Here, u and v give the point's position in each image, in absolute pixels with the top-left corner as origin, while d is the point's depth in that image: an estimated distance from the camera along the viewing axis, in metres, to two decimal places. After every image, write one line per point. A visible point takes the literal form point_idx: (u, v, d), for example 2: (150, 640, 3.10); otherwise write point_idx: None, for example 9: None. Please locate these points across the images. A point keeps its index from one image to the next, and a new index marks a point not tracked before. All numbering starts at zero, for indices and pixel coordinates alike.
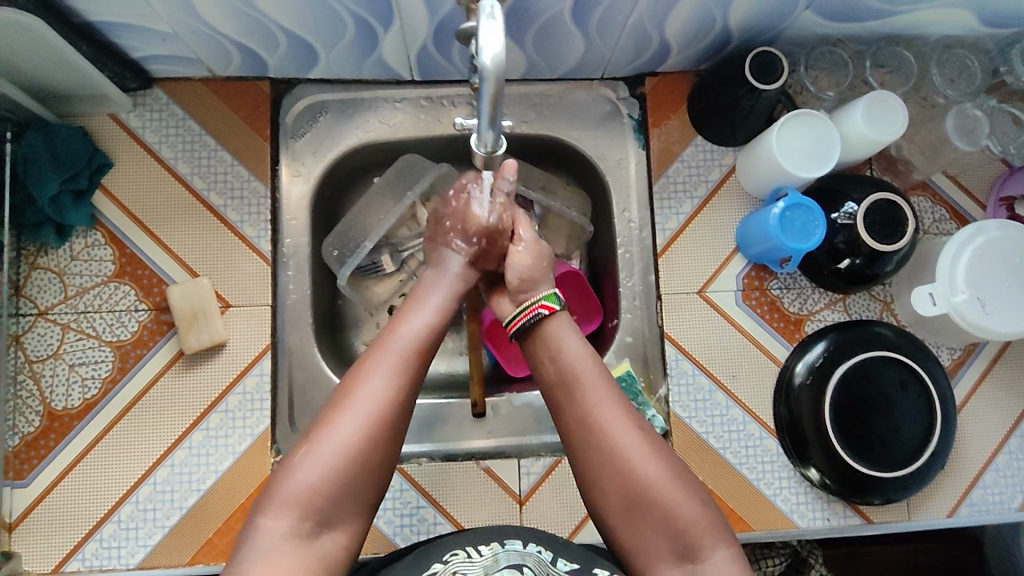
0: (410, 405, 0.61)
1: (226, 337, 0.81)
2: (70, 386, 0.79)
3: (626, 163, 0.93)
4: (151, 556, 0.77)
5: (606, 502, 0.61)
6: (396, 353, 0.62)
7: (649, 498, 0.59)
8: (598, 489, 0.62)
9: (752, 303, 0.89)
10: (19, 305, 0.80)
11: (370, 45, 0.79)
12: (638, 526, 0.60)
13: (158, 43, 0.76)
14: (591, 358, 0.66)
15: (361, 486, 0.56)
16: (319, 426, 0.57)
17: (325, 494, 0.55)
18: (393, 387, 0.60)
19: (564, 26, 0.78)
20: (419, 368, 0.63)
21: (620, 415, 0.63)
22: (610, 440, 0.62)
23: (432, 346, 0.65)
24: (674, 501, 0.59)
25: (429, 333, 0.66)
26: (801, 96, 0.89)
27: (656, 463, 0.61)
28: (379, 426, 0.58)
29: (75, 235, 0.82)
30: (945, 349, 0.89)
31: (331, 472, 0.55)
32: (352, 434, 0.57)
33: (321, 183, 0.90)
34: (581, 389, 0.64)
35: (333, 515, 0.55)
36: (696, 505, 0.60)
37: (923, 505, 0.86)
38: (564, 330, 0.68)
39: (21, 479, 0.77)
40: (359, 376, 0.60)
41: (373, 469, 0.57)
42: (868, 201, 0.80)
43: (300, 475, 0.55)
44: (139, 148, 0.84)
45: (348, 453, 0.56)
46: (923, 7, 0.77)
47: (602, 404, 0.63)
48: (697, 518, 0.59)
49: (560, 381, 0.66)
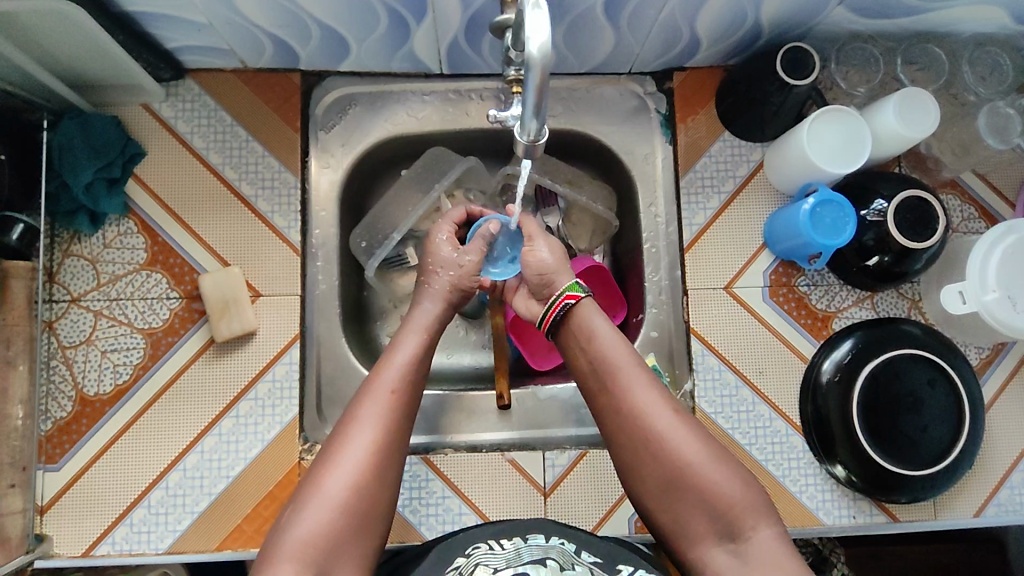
0: (394, 453, 0.61)
1: (256, 325, 0.82)
2: (102, 372, 0.80)
3: (653, 158, 0.94)
4: (180, 541, 0.78)
5: (645, 484, 0.62)
6: (376, 400, 0.63)
7: (687, 478, 0.60)
8: (636, 471, 0.63)
9: (779, 300, 0.88)
10: (53, 291, 0.81)
11: (401, 38, 0.80)
12: (679, 508, 0.61)
13: (193, 34, 0.76)
14: (625, 343, 0.67)
15: (353, 538, 0.57)
16: (311, 480, 0.59)
17: (319, 547, 0.56)
18: (375, 440, 0.61)
19: (596, 20, 0.78)
20: (401, 415, 0.63)
21: (654, 399, 0.63)
22: (645, 423, 0.62)
23: (412, 391, 0.65)
24: (713, 481, 0.60)
25: (408, 372, 0.66)
26: (830, 93, 0.89)
27: (694, 444, 0.61)
28: (366, 478, 0.59)
29: (108, 223, 0.82)
30: (973, 348, 0.88)
31: (322, 527, 0.56)
32: (338, 492, 0.58)
33: (350, 175, 0.90)
34: (615, 372, 0.65)
35: (330, 564, 0.56)
36: (736, 485, 0.60)
37: (950, 504, 0.85)
38: (596, 317, 0.69)
39: (53, 464, 0.78)
40: (343, 430, 0.61)
41: (363, 522, 0.58)
42: (898, 198, 0.79)
43: (297, 529, 0.56)
44: (172, 138, 0.85)
45: (337, 510, 0.57)
46: (957, 4, 0.77)
47: (636, 388, 0.64)
48: (737, 498, 0.59)
49: (595, 366, 0.67)
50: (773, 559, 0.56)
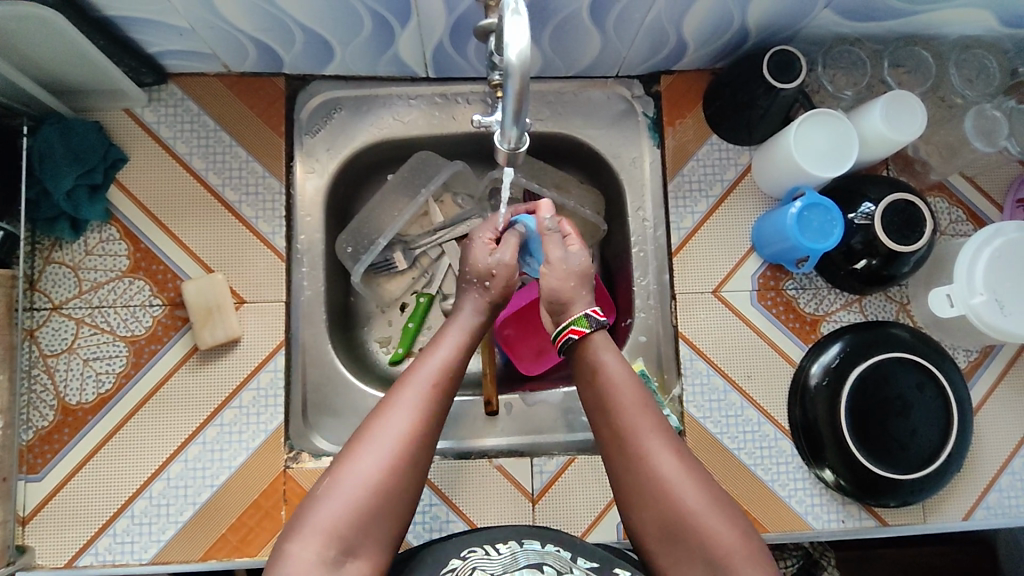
0: (433, 436, 0.61)
1: (240, 333, 0.81)
2: (84, 381, 0.79)
3: (641, 162, 0.93)
4: (164, 551, 0.77)
5: (644, 524, 0.61)
6: (418, 383, 0.62)
7: (687, 523, 0.59)
8: (636, 509, 0.62)
9: (767, 303, 0.88)
10: (34, 299, 0.80)
11: (386, 42, 0.79)
12: (677, 553, 0.60)
13: (175, 38, 0.76)
14: (633, 384, 0.66)
15: (383, 514, 0.57)
16: (341, 459, 0.58)
17: (349, 521, 0.55)
18: (420, 418, 0.60)
19: (581, 24, 0.78)
20: (445, 400, 0.63)
21: (659, 441, 0.62)
22: (649, 466, 0.62)
23: (457, 378, 0.65)
24: (713, 528, 0.58)
25: (451, 362, 0.65)
26: (818, 96, 0.88)
27: (695, 491, 0.60)
28: (401, 459, 0.58)
29: (90, 229, 0.82)
30: (961, 351, 0.88)
31: (355, 503, 0.55)
32: (376, 468, 0.57)
33: (336, 180, 0.90)
34: (621, 412, 0.64)
35: (356, 543, 0.55)
36: (736, 533, 0.59)
37: (938, 508, 0.85)
38: (605, 355, 0.68)
39: (35, 473, 0.77)
40: (381, 411, 0.61)
41: (397, 501, 0.57)
42: (885, 202, 0.79)
43: (323, 508, 0.55)
44: (155, 143, 0.84)
45: (375, 484, 0.56)
46: (943, 6, 0.77)
47: (642, 429, 0.63)
48: (736, 547, 0.58)
49: (600, 404, 0.66)
50: None
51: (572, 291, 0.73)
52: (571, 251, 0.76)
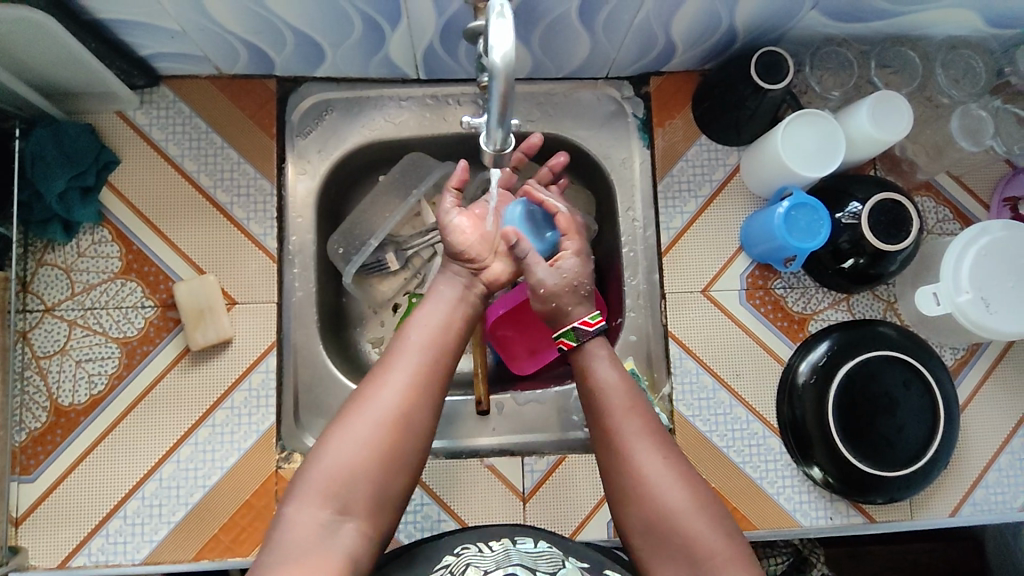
0: (436, 391, 0.63)
1: (232, 334, 0.82)
2: (77, 382, 0.80)
3: (631, 163, 0.94)
4: (157, 551, 0.77)
5: (630, 526, 0.62)
6: (414, 345, 0.64)
7: (671, 526, 0.60)
8: (623, 510, 0.63)
9: (756, 302, 0.89)
10: (27, 301, 0.80)
11: (376, 44, 0.80)
12: (662, 550, 0.60)
13: (167, 41, 0.76)
14: (625, 390, 0.67)
15: (384, 470, 0.58)
16: (338, 420, 0.60)
17: (348, 476, 0.57)
18: (417, 375, 0.62)
19: (570, 25, 0.78)
20: (443, 357, 0.65)
21: (647, 440, 0.64)
22: (635, 465, 0.63)
23: (453, 337, 0.67)
24: (696, 530, 0.59)
25: (446, 325, 0.68)
26: (806, 96, 0.89)
27: (680, 489, 0.61)
28: (398, 415, 0.60)
29: (82, 231, 0.82)
30: (948, 349, 0.89)
31: (352, 460, 0.57)
32: (373, 424, 0.59)
33: (327, 181, 0.90)
34: (611, 414, 0.66)
35: (355, 500, 0.57)
36: (719, 535, 0.59)
37: (925, 505, 0.86)
38: (600, 361, 0.70)
39: (28, 474, 0.78)
40: (378, 372, 0.63)
41: (397, 455, 0.59)
42: (872, 201, 0.80)
43: (320, 469, 0.57)
44: (147, 146, 0.84)
45: (373, 439, 0.58)
46: (929, 7, 0.77)
47: (631, 433, 0.64)
48: (719, 547, 0.59)
49: (593, 407, 0.68)
50: None
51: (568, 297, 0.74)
52: (558, 273, 0.76)
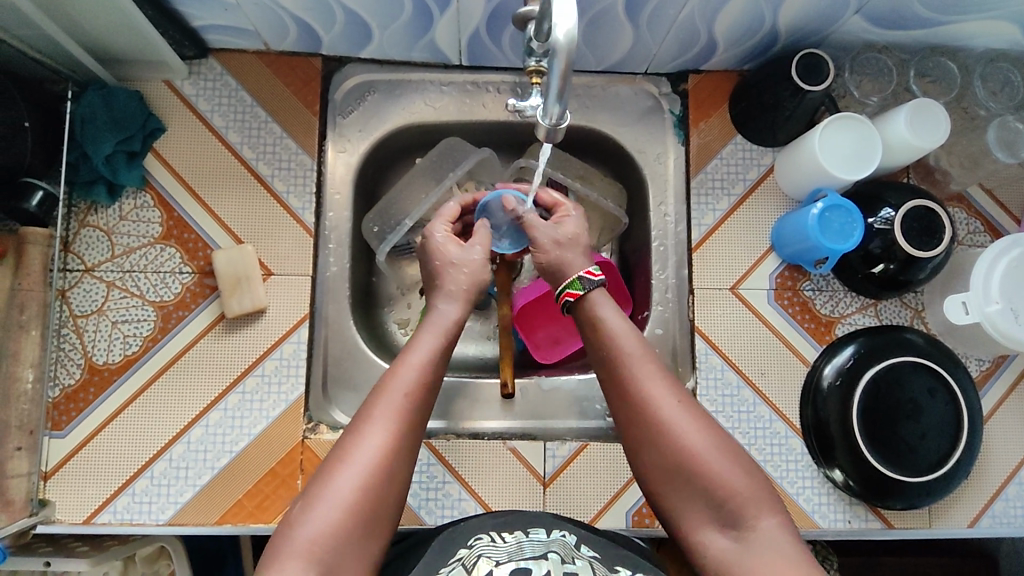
0: (409, 451, 0.61)
1: (266, 303, 0.83)
2: (112, 342, 0.81)
3: (665, 158, 0.95)
4: (180, 514, 0.78)
5: (651, 470, 0.63)
6: (390, 402, 0.62)
7: (689, 466, 0.61)
8: (643, 456, 0.63)
9: (784, 303, 0.89)
10: (68, 260, 0.82)
11: (424, 27, 0.81)
12: (685, 493, 0.61)
13: (220, 12, 0.78)
14: (634, 335, 0.67)
15: (366, 532, 0.58)
16: (320, 477, 0.58)
17: (328, 542, 0.55)
18: (392, 438, 0.60)
19: (616, 18, 0.80)
20: (418, 415, 0.63)
21: (661, 385, 0.64)
22: (653, 410, 0.63)
23: (430, 391, 0.65)
24: (717, 472, 0.60)
25: (424, 374, 0.64)
26: (843, 101, 0.90)
27: (699, 435, 0.61)
28: (375, 482, 0.58)
29: (125, 195, 0.83)
30: (973, 360, 0.89)
31: (334, 526, 0.56)
32: (350, 491, 0.57)
33: (366, 160, 0.92)
34: (623, 360, 0.65)
35: (337, 563, 0.56)
36: (739, 474, 0.60)
37: (945, 514, 0.86)
38: (604, 306, 0.69)
39: (59, 430, 0.79)
40: (353, 430, 0.61)
41: (372, 520, 0.58)
42: (906, 207, 0.80)
43: (303, 530, 0.56)
44: (193, 116, 0.86)
45: (349, 508, 0.57)
46: (972, 18, 0.78)
47: (646, 376, 0.64)
48: (742, 487, 0.60)
49: (603, 356, 0.67)
50: (776, 547, 0.57)
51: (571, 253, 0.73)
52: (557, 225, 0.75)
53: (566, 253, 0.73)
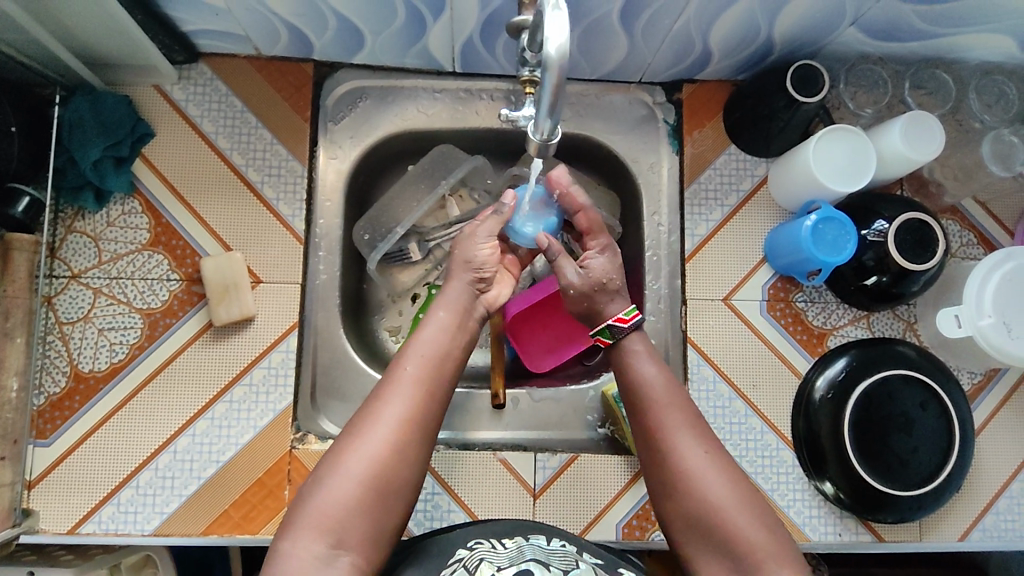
0: (427, 427, 0.61)
1: (255, 311, 0.82)
2: (98, 350, 0.80)
3: (659, 168, 0.94)
4: (166, 524, 0.77)
5: (673, 519, 0.63)
6: (401, 376, 0.63)
7: (711, 517, 0.61)
8: (667, 503, 0.64)
9: (776, 314, 0.89)
10: (54, 266, 0.81)
11: (417, 34, 0.80)
12: (704, 544, 0.61)
13: (211, 18, 0.77)
14: (666, 383, 0.68)
15: (379, 507, 0.57)
16: (335, 454, 0.58)
17: (340, 514, 0.55)
18: (408, 409, 0.60)
19: (611, 27, 0.79)
20: (435, 386, 0.63)
21: (690, 436, 0.64)
22: (680, 460, 0.63)
23: (446, 364, 0.66)
24: (738, 524, 0.60)
25: (437, 352, 0.66)
26: (838, 112, 0.89)
27: (724, 487, 0.61)
28: (391, 452, 0.58)
29: (113, 201, 0.83)
30: (965, 373, 0.89)
31: (348, 496, 0.56)
32: (365, 464, 0.57)
33: (357, 167, 0.91)
34: (653, 410, 0.66)
35: (347, 535, 0.55)
36: (761, 529, 0.60)
37: (936, 526, 0.86)
38: (641, 356, 0.70)
39: (43, 438, 0.78)
40: (369, 407, 0.61)
41: (388, 492, 0.58)
42: (899, 220, 0.80)
43: (317, 502, 0.56)
44: (182, 121, 0.85)
45: (364, 478, 0.57)
46: (967, 31, 0.78)
47: (676, 427, 0.65)
48: (762, 541, 0.59)
49: (635, 404, 0.68)
50: None
51: (608, 291, 0.76)
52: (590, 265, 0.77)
53: (597, 302, 0.76)
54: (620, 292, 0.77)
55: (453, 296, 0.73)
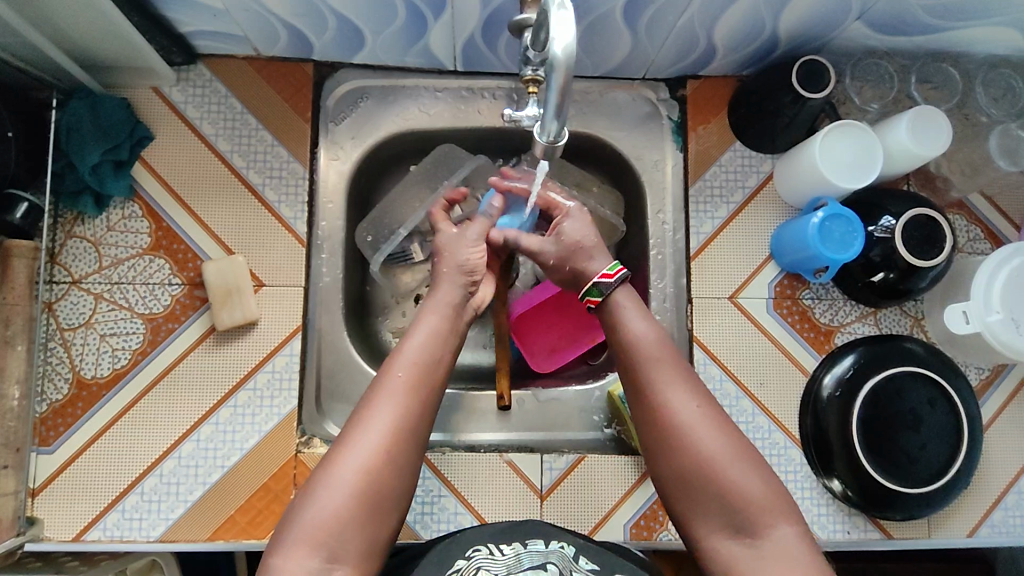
0: (416, 434, 0.61)
1: (258, 315, 0.81)
2: (100, 356, 0.79)
3: (663, 165, 0.93)
4: (172, 530, 0.77)
5: (665, 475, 0.62)
6: (392, 381, 0.62)
7: (706, 470, 0.60)
8: (659, 460, 0.63)
9: (783, 312, 0.88)
10: (54, 272, 0.80)
11: (418, 33, 0.79)
12: (697, 499, 0.60)
13: (209, 18, 0.76)
14: (654, 337, 0.67)
15: (371, 518, 0.56)
16: (326, 460, 0.58)
17: (333, 525, 0.55)
18: (398, 418, 0.60)
19: (614, 23, 0.78)
20: (423, 394, 0.62)
21: (681, 390, 0.64)
22: (672, 415, 0.63)
23: (435, 372, 0.65)
24: (732, 478, 0.59)
25: (427, 358, 0.65)
26: (844, 107, 0.88)
27: (716, 440, 0.61)
28: (381, 458, 0.58)
29: (113, 205, 0.82)
30: (973, 369, 0.89)
31: (338, 508, 0.55)
32: (357, 468, 0.57)
33: (359, 167, 0.90)
34: (644, 365, 0.66)
35: (341, 549, 0.54)
36: (756, 482, 0.59)
37: (944, 523, 0.86)
38: (631, 312, 0.70)
39: (47, 446, 0.77)
40: (360, 410, 0.61)
41: (378, 503, 0.57)
42: (906, 216, 0.79)
43: (309, 512, 0.55)
44: (181, 123, 0.84)
45: (356, 490, 0.56)
46: (974, 24, 0.77)
47: (666, 381, 0.64)
48: (758, 495, 0.59)
49: (625, 362, 0.68)
50: (790, 557, 0.55)
51: (588, 250, 0.76)
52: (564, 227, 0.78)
53: (577, 263, 0.76)
54: (598, 249, 0.76)
55: (442, 302, 0.71)
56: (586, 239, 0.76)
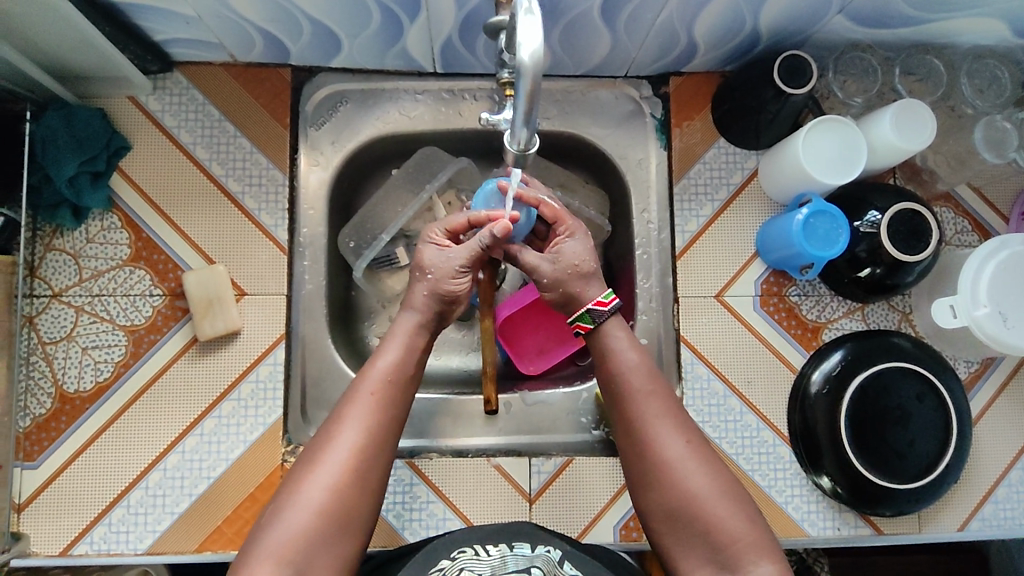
0: (382, 454, 0.61)
1: (240, 325, 0.81)
2: (83, 369, 0.79)
3: (647, 163, 0.92)
4: (159, 542, 0.77)
5: (650, 509, 0.63)
6: (361, 402, 0.61)
7: (691, 509, 0.60)
8: (644, 494, 0.63)
9: (770, 309, 0.88)
10: (34, 286, 0.79)
11: (395, 36, 0.78)
12: (682, 535, 0.61)
13: (181, 26, 0.75)
14: (643, 369, 0.67)
15: (337, 535, 0.56)
16: (293, 480, 0.58)
17: (300, 544, 0.54)
18: (364, 438, 0.60)
19: (592, 23, 0.77)
20: (392, 409, 0.62)
21: (669, 426, 0.64)
22: (659, 451, 0.63)
23: (402, 387, 0.64)
24: (717, 515, 0.59)
25: (394, 372, 0.64)
26: (827, 102, 0.88)
27: (702, 478, 0.61)
28: (349, 481, 0.58)
29: (92, 217, 0.81)
30: (962, 362, 0.88)
31: (304, 526, 0.55)
32: (323, 489, 0.57)
33: (340, 172, 0.89)
34: (633, 399, 0.66)
35: (309, 563, 0.54)
36: (739, 519, 0.59)
37: (935, 518, 0.85)
38: (620, 342, 0.69)
39: (31, 461, 0.77)
40: (328, 430, 0.61)
41: (346, 522, 0.57)
42: (892, 210, 0.79)
43: (276, 530, 0.55)
44: (158, 131, 0.83)
45: (321, 506, 0.56)
46: (957, 16, 0.76)
47: (654, 417, 0.64)
48: (741, 533, 0.59)
49: (614, 394, 0.67)
50: None
51: (587, 277, 0.72)
52: (565, 248, 0.73)
53: (572, 287, 0.72)
54: (595, 275, 0.73)
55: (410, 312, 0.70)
56: (586, 263, 0.72)
